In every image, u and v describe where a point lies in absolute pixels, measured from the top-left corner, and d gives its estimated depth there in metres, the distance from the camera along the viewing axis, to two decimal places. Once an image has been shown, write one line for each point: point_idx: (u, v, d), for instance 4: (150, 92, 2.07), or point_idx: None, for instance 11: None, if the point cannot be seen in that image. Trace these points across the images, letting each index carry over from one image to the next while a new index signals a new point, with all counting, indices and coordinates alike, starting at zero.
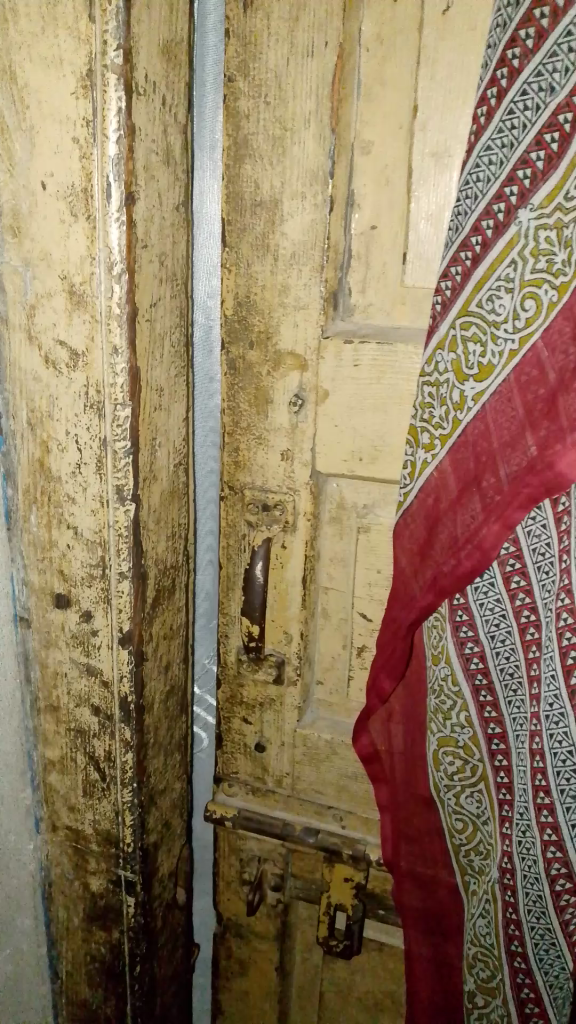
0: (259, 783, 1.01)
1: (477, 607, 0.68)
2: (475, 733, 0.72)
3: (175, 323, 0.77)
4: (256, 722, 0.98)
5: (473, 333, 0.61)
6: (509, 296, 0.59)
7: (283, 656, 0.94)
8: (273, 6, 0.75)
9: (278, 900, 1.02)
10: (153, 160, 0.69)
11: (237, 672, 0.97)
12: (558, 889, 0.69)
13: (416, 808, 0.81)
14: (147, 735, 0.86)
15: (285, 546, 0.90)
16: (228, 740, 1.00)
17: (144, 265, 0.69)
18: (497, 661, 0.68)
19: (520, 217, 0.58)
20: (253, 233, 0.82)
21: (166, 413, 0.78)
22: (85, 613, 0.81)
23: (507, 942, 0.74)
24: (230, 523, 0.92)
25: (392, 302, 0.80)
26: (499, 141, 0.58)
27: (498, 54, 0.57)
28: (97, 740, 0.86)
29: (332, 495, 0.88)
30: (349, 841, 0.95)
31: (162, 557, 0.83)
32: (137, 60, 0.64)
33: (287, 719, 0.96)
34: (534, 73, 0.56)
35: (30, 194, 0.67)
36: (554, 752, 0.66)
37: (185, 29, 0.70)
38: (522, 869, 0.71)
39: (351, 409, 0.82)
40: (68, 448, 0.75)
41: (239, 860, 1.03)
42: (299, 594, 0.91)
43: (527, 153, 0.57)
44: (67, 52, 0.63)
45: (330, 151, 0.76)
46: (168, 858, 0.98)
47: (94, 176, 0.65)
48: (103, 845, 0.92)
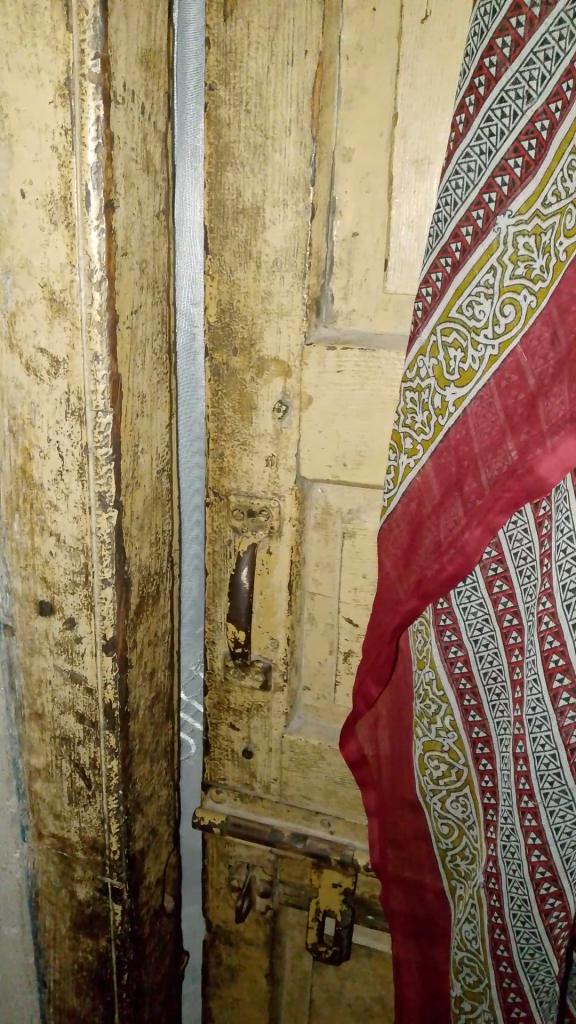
0: (247, 790, 1.01)
1: (460, 611, 0.68)
2: (460, 737, 0.72)
3: (157, 331, 0.77)
4: (243, 728, 0.98)
5: (454, 339, 0.62)
6: (488, 302, 0.59)
7: (270, 662, 0.94)
8: (252, 15, 0.76)
9: (267, 907, 1.03)
10: (134, 168, 0.69)
11: (224, 679, 0.97)
12: (543, 893, 0.69)
13: (403, 812, 0.81)
14: (133, 742, 0.86)
15: (270, 552, 0.90)
16: (216, 747, 1.00)
17: (125, 272, 0.70)
18: (481, 665, 0.68)
19: (498, 223, 0.58)
20: (236, 239, 0.82)
21: (149, 420, 0.78)
22: (69, 620, 0.81)
23: (493, 946, 0.74)
24: (215, 529, 0.92)
25: (374, 308, 0.80)
26: (478, 148, 0.58)
27: (476, 62, 0.57)
28: (82, 748, 0.86)
29: (317, 501, 0.88)
30: (337, 847, 0.95)
31: (146, 564, 0.83)
32: (115, 68, 0.64)
33: (274, 725, 0.96)
34: (512, 80, 0.56)
35: (10, 203, 0.68)
36: (537, 757, 0.66)
37: (164, 37, 0.71)
38: (506, 874, 0.71)
39: (335, 414, 0.82)
40: (50, 455, 0.75)
41: (228, 866, 1.04)
42: (285, 600, 0.91)
43: (505, 160, 0.57)
44: (45, 62, 0.63)
45: (311, 159, 0.77)
46: (155, 865, 0.98)
47: (73, 184, 0.65)
48: (89, 853, 0.91)
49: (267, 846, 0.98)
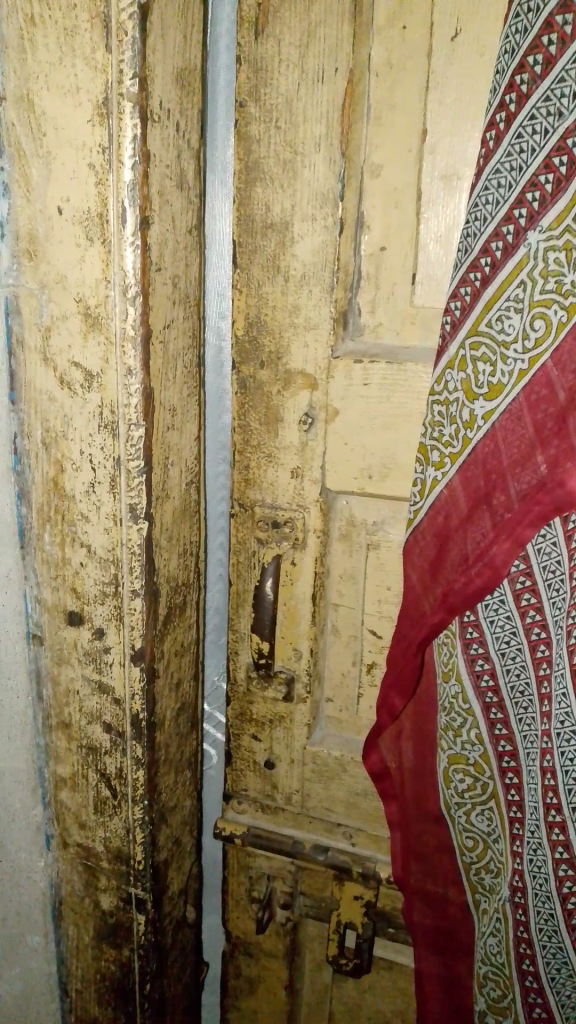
0: (269, 801, 1.01)
1: (487, 624, 0.68)
2: (486, 751, 0.72)
3: (187, 345, 0.78)
4: (265, 739, 0.98)
5: (483, 353, 0.62)
6: (518, 316, 0.60)
7: (293, 673, 0.95)
8: (284, 33, 0.77)
9: (288, 918, 1.02)
10: (168, 185, 0.70)
11: (247, 690, 0.97)
12: (569, 907, 0.69)
13: (427, 826, 0.80)
14: (159, 752, 0.87)
15: (294, 562, 0.90)
16: (238, 757, 1.01)
17: (158, 287, 0.70)
18: (507, 678, 0.68)
19: (529, 239, 0.58)
20: (264, 254, 0.83)
21: (178, 432, 0.79)
22: (97, 630, 0.82)
23: (518, 961, 0.73)
24: (240, 540, 0.93)
25: (401, 322, 0.80)
26: (508, 165, 0.59)
27: (507, 79, 0.58)
28: (108, 757, 0.87)
29: (342, 512, 0.89)
30: (359, 858, 0.95)
31: (173, 574, 0.83)
32: (152, 87, 0.65)
33: (297, 736, 0.97)
34: (543, 97, 0.56)
35: (46, 219, 0.69)
36: (565, 770, 0.66)
37: (198, 55, 0.72)
38: (533, 888, 0.70)
39: (361, 427, 0.83)
40: (82, 467, 0.76)
41: (248, 878, 1.03)
42: (309, 610, 0.92)
43: (536, 176, 0.58)
44: (84, 81, 0.64)
45: (340, 175, 0.77)
46: (178, 876, 0.98)
47: (109, 200, 0.66)
48: (113, 862, 0.92)
49: (288, 857, 0.98)
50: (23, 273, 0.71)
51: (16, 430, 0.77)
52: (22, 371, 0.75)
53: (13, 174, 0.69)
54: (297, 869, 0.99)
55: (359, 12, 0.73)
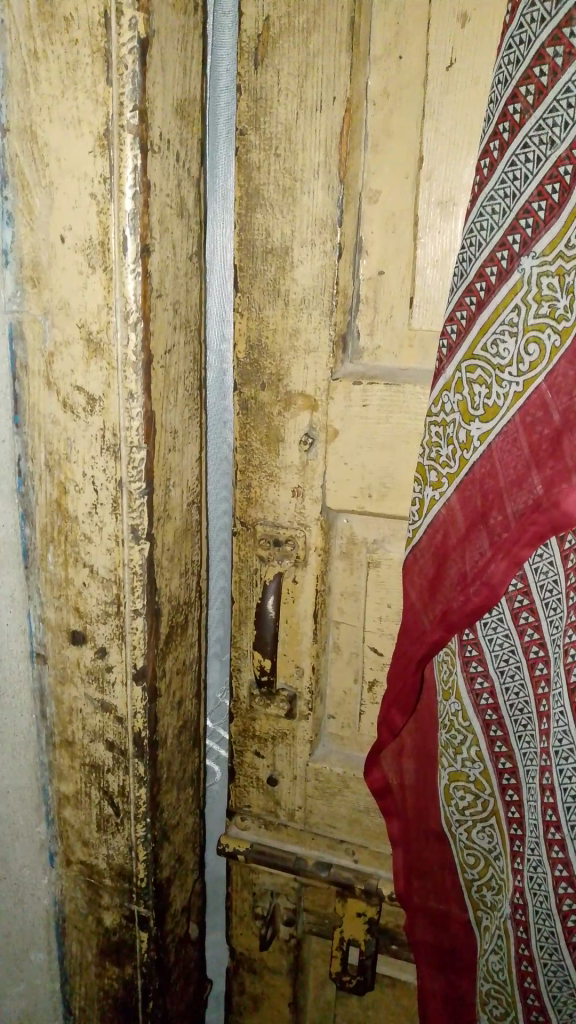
0: (272, 817, 1.01)
1: (486, 642, 0.69)
2: (486, 768, 0.73)
3: (189, 369, 0.79)
4: (268, 755, 0.99)
5: (478, 376, 0.63)
6: (513, 340, 0.61)
7: (295, 690, 0.95)
8: (282, 64, 0.78)
9: (291, 935, 1.03)
10: (168, 213, 0.71)
11: (250, 707, 0.98)
12: (570, 925, 0.69)
13: (429, 842, 0.81)
14: (161, 771, 0.87)
15: (296, 581, 0.91)
16: (241, 774, 1.01)
17: (159, 313, 0.72)
18: (507, 697, 0.69)
19: (523, 264, 0.60)
20: (264, 277, 0.84)
21: (180, 454, 0.80)
22: (100, 649, 0.82)
23: (520, 979, 0.73)
24: (242, 558, 0.93)
25: (399, 345, 0.82)
26: (502, 192, 0.60)
27: (500, 108, 0.59)
28: (111, 775, 0.88)
29: (342, 531, 0.90)
30: (362, 876, 0.95)
31: (175, 594, 0.84)
32: (153, 118, 0.66)
33: (299, 753, 0.97)
34: (535, 126, 0.58)
35: (49, 247, 0.70)
36: (564, 789, 0.66)
37: (198, 86, 0.73)
38: (534, 905, 0.70)
39: (360, 447, 0.84)
40: (84, 489, 0.77)
41: (252, 894, 1.03)
42: (310, 629, 0.92)
43: (529, 203, 0.59)
44: (86, 113, 0.65)
45: (338, 200, 0.78)
46: (181, 893, 0.99)
47: (111, 229, 0.67)
48: (116, 880, 0.92)
49: (291, 874, 0.98)
50: (26, 301, 0.73)
51: (20, 453, 0.79)
52: (26, 396, 0.76)
53: (16, 203, 0.71)
54: (300, 885, 0.99)
55: (357, 41, 0.75)
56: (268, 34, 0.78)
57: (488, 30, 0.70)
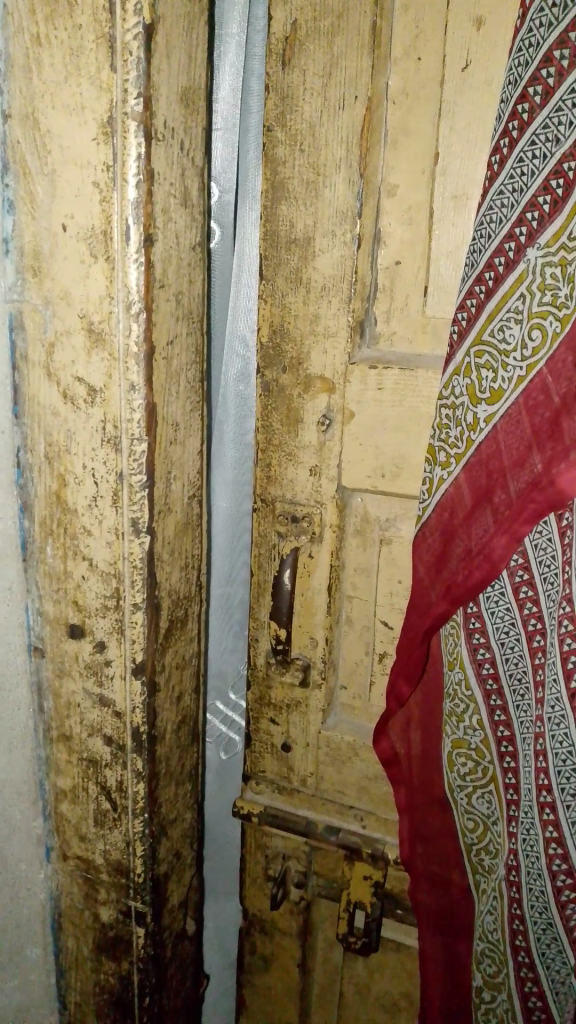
0: (285, 783, 1.00)
1: (488, 614, 0.68)
2: (486, 736, 0.72)
3: (190, 361, 0.77)
4: (283, 723, 0.98)
5: (486, 362, 0.62)
6: (518, 326, 0.60)
7: (309, 659, 0.94)
8: (308, 64, 0.77)
9: (301, 898, 1.02)
10: (172, 203, 0.70)
11: (266, 674, 0.97)
12: (559, 887, 0.67)
13: (433, 809, 0.80)
14: (160, 765, 0.87)
15: (312, 555, 0.90)
16: (256, 741, 1.00)
17: (162, 305, 0.71)
18: (506, 666, 0.68)
19: (528, 255, 0.59)
20: (287, 267, 0.83)
21: (181, 447, 0.79)
22: (98, 643, 0.82)
23: (511, 938, 0.73)
24: (261, 533, 0.92)
25: (413, 330, 0.80)
26: (510, 186, 0.59)
27: (510, 108, 0.58)
28: (109, 770, 0.87)
29: (356, 508, 0.89)
30: (369, 841, 0.94)
31: (175, 588, 0.82)
32: (157, 106, 0.65)
33: (312, 723, 0.96)
34: (542, 124, 0.57)
35: (51, 235, 0.70)
36: (556, 752, 0.65)
37: (202, 74, 0.70)
38: (525, 867, 0.70)
39: (374, 429, 0.83)
40: (84, 481, 0.76)
41: (264, 855, 1.03)
42: (324, 602, 0.91)
43: (534, 197, 0.58)
44: (89, 100, 0.64)
45: (358, 194, 0.78)
46: (178, 888, 0.98)
47: (113, 218, 0.67)
48: (113, 875, 0.92)
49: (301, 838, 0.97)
50: (27, 289, 0.72)
51: (20, 444, 0.78)
52: (25, 386, 0.75)
53: (18, 191, 0.70)
54: (310, 848, 0.99)
55: (378, 43, 0.74)
56: (296, 37, 0.77)
57: (505, 30, 0.69)
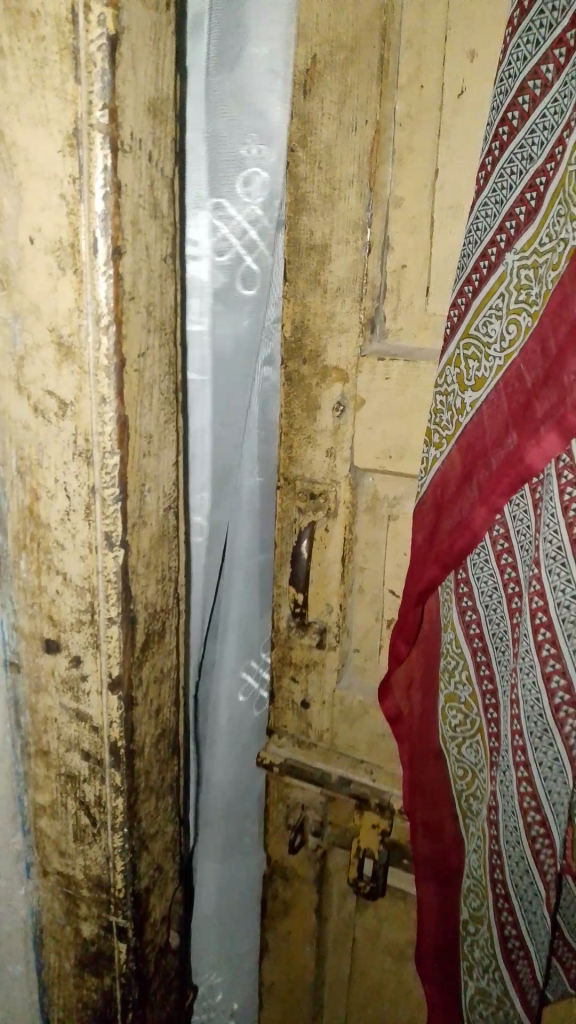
0: (304, 738, 1.06)
1: (474, 577, 0.74)
2: (474, 690, 0.77)
3: (164, 372, 0.77)
4: (302, 681, 1.03)
5: (472, 353, 0.68)
6: (498, 322, 0.66)
7: (325, 625, 1.00)
8: (325, 90, 0.83)
9: (318, 845, 1.08)
10: (141, 215, 0.69)
11: (287, 637, 1.02)
12: (530, 822, 0.73)
13: (428, 766, 0.84)
14: (139, 780, 0.86)
15: (327, 530, 0.96)
16: (279, 696, 1.05)
17: (132, 317, 0.70)
18: (490, 626, 0.74)
19: (507, 259, 0.65)
20: (307, 270, 0.89)
21: (155, 459, 0.78)
22: (74, 657, 0.81)
23: (491, 872, 0.78)
24: (283, 508, 0.98)
25: (417, 326, 0.85)
26: (493, 199, 0.65)
27: (493, 129, 0.64)
28: (87, 785, 0.86)
29: (366, 490, 0.94)
30: (377, 792, 1.00)
31: (151, 602, 0.82)
32: (123, 118, 0.64)
33: (327, 682, 1.02)
34: (518, 144, 0.63)
35: (18, 248, 0.69)
36: (525, 698, 0.70)
37: (172, 85, 0.70)
38: (502, 806, 0.75)
39: (381, 417, 0.89)
40: (57, 495, 0.75)
41: (285, 807, 1.09)
42: (338, 571, 0.97)
43: (513, 207, 0.64)
44: (55, 112, 0.64)
45: (368, 206, 0.84)
46: (161, 902, 0.97)
47: (81, 231, 0.66)
48: (94, 891, 0.92)
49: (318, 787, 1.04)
50: None
51: None
52: None
53: None
54: (326, 799, 1.05)
55: (385, 73, 0.80)
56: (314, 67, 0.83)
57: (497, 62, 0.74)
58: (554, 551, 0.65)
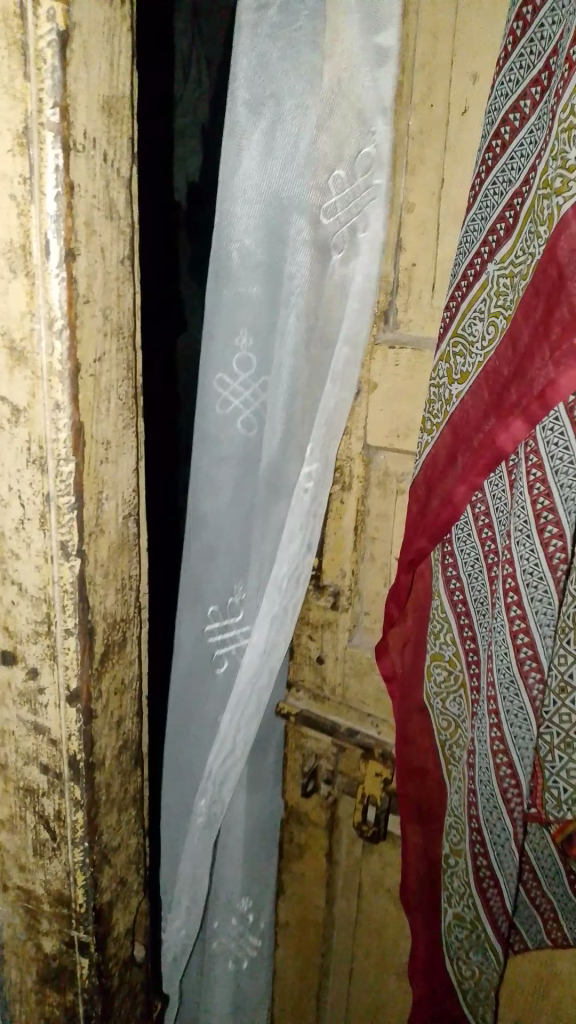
0: (319, 692, 1.17)
1: (458, 544, 0.86)
2: (457, 648, 0.90)
3: (122, 377, 0.75)
4: (317, 638, 1.15)
5: (460, 351, 0.79)
6: (480, 324, 0.76)
7: (338, 587, 1.11)
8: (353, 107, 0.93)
9: (328, 792, 1.21)
10: (96, 216, 0.67)
11: (305, 596, 1.14)
12: (500, 769, 0.85)
13: (412, 716, 0.97)
14: (100, 793, 0.84)
15: (342, 499, 1.07)
16: (297, 650, 1.18)
17: (87, 320, 0.68)
18: (472, 590, 0.86)
19: (488, 268, 0.75)
20: None
21: (113, 466, 0.76)
22: (32, 669, 0.79)
23: (467, 813, 0.91)
24: None
25: (426, 319, 0.95)
26: (479, 214, 0.76)
27: (486, 143, 0.75)
28: (46, 799, 0.84)
29: (377, 462, 1.04)
30: (382, 744, 1.12)
31: (111, 612, 0.80)
32: (75, 117, 0.63)
33: (340, 638, 1.13)
34: (501, 168, 0.74)
35: None
36: (497, 656, 0.83)
37: (127, 83, 0.68)
38: (478, 752, 0.88)
39: (391, 395, 0.99)
40: (11, 504, 0.73)
41: (301, 754, 1.21)
42: (351, 539, 1.08)
43: (496, 221, 0.74)
44: (3, 111, 0.62)
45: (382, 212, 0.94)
46: (125, 915, 0.95)
47: (32, 232, 0.64)
48: (55, 906, 0.90)
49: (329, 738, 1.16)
50: None
51: None
52: None
53: None
54: (337, 750, 1.17)
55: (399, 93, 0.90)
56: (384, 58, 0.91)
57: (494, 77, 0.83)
58: (522, 530, 0.78)
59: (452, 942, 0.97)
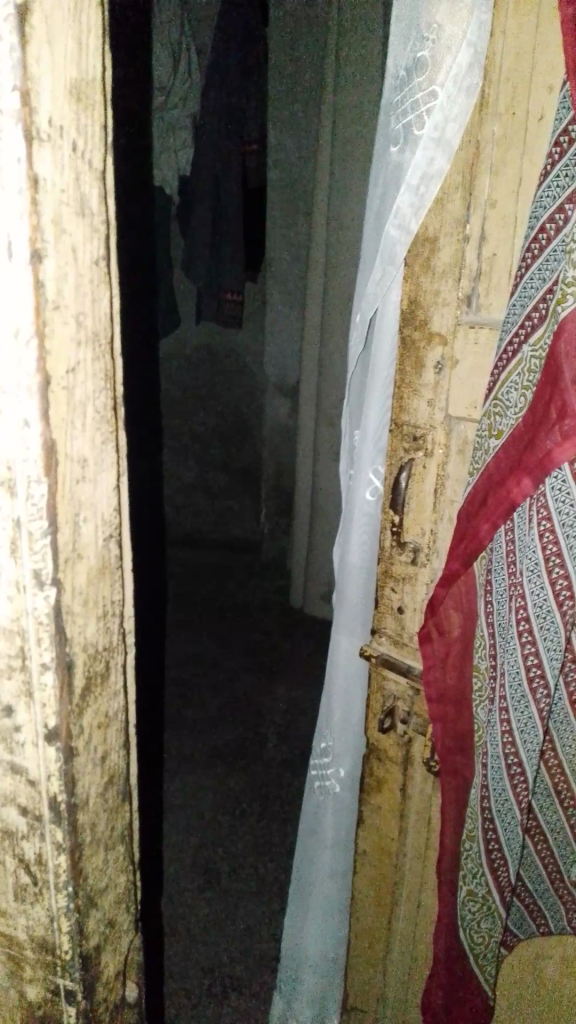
0: (399, 638, 1.08)
1: (493, 561, 0.85)
2: (483, 662, 0.90)
3: (99, 388, 0.69)
4: (398, 592, 1.06)
5: (497, 418, 0.82)
6: (516, 395, 0.79)
7: (419, 543, 1.02)
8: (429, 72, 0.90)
9: (404, 732, 1.10)
10: (65, 214, 0.61)
11: (390, 553, 1.05)
12: (513, 776, 0.88)
13: (460, 719, 0.96)
14: (83, 834, 0.78)
15: (424, 463, 0.99)
16: (380, 602, 1.08)
17: (57, 328, 0.62)
18: (497, 607, 0.86)
19: (523, 350, 0.78)
20: (421, 255, 0.93)
21: (91, 484, 0.70)
22: (6, 706, 0.73)
23: (483, 819, 0.93)
24: (392, 450, 1.01)
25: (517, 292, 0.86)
26: (519, 301, 0.78)
27: (536, 228, 0.75)
28: (26, 842, 0.79)
29: (458, 434, 0.96)
30: None
31: (92, 641, 0.74)
32: (38, 104, 0.56)
33: (420, 591, 1.03)
34: (544, 259, 0.75)
35: None
36: (512, 669, 0.85)
37: (97, 66, 0.62)
38: (492, 760, 0.90)
39: (476, 373, 0.91)
40: None
41: (382, 699, 1.11)
42: (430, 500, 0.99)
43: (536, 306, 0.76)
44: None
45: (468, 208, 0.88)
46: (115, 958, 0.89)
47: None
48: (38, 953, 0.84)
49: (407, 680, 1.07)
50: None
51: None
52: None
53: None
54: (413, 693, 1.07)
55: (486, 102, 0.84)
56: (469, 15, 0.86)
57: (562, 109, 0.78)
58: (533, 570, 0.80)
59: (463, 914, 0.98)
